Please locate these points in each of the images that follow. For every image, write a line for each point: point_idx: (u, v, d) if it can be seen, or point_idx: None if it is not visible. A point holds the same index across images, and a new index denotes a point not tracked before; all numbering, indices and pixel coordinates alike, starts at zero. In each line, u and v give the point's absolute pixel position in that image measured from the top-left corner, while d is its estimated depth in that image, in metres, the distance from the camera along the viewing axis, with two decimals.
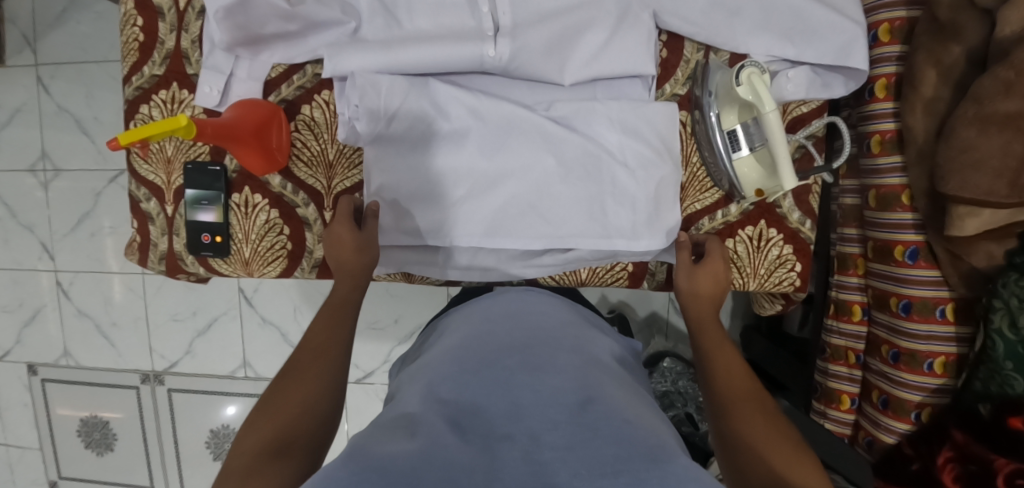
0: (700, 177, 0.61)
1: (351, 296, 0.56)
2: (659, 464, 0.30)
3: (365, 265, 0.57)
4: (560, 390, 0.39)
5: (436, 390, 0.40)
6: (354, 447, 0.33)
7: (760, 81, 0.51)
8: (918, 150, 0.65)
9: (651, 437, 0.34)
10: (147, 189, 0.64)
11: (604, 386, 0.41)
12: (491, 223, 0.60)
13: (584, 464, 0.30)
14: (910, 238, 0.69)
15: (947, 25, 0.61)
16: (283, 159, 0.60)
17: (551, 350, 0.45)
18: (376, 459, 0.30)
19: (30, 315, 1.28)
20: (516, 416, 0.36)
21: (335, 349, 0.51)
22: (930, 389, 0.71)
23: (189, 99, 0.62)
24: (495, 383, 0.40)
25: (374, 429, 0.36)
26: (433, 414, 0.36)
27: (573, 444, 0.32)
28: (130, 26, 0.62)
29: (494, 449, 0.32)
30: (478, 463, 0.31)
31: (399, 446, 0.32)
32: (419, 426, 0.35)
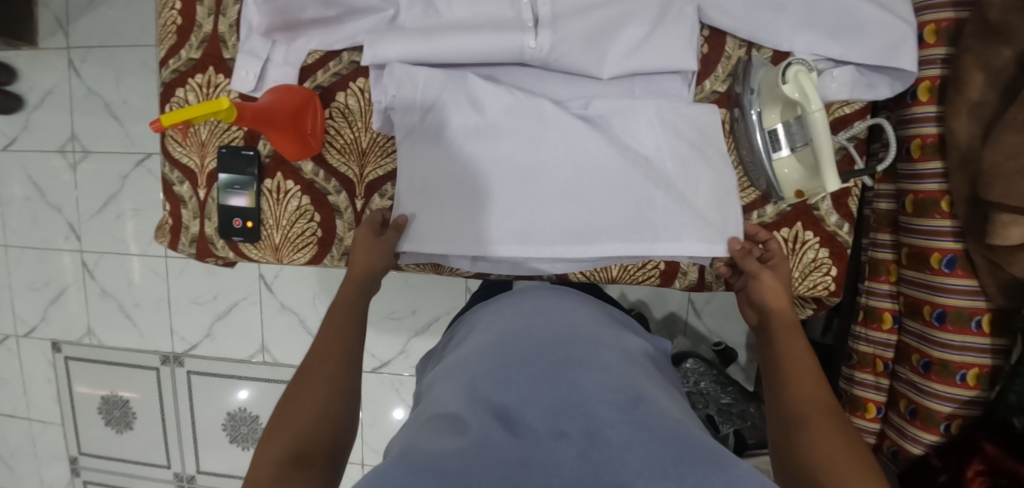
0: (737, 176, 0.61)
1: (356, 298, 0.57)
2: (720, 467, 0.30)
3: (368, 270, 0.57)
4: (606, 388, 0.39)
5: (479, 384, 0.40)
6: (402, 446, 0.34)
7: (808, 78, 0.50)
8: (961, 156, 0.63)
9: (705, 441, 0.33)
10: (180, 172, 0.64)
11: (649, 386, 0.41)
12: (526, 221, 0.58)
13: (645, 463, 0.30)
14: (947, 246, 0.67)
15: (998, 27, 0.59)
16: (317, 145, 0.60)
17: (592, 348, 0.45)
18: (429, 459, 0.30)
19: (55, 293, 1.31)
20: (564, 414, 0.36)
21: (347, 352, 0.51)
22: (961, 400, 0.69)
23: (225, 84, 0.62)
24: (535, 382, 0.40)
25: (420, 430, 0.37)
26: (482, 410, 0.36)
27: (631, 443, 0.32)
28: (169, 9, 0.62)
29: (549, 446, 0.32)
30: (533, 460, 0.31)
31: (447, 443, 0.32)
32: (468, 423, 0.35)
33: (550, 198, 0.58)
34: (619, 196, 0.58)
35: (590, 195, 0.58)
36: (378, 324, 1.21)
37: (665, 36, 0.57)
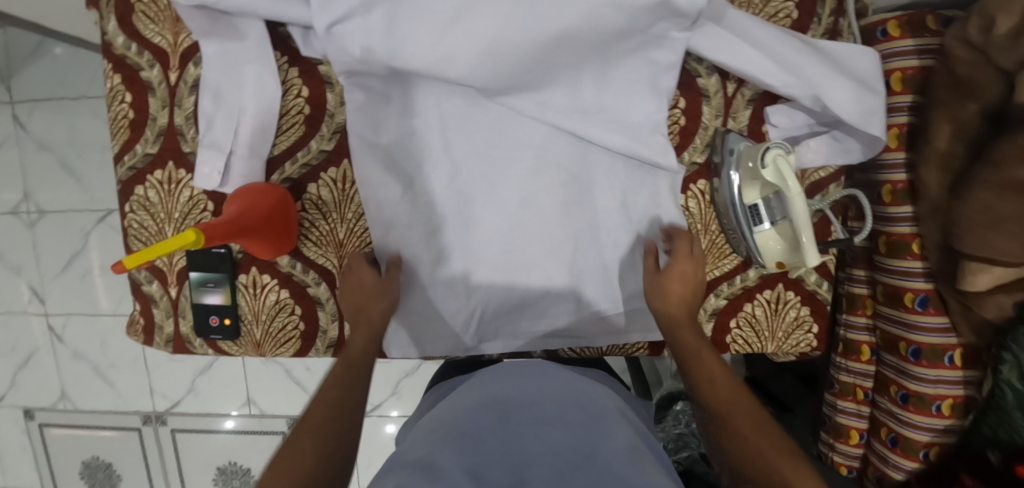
0: (720, 244, 0.60)
1: (368, 348, 0.55)
2: None
3: (382, 312, 0.56)
4: (568, 447, 0.45)
5: (451, 433, 0.46)
6: None
7: (786, 164, 0.50)
8: (931, 204, 0.65)
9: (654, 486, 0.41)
10: (148, 271, 0.61)
11: (605, 440, 0.47)
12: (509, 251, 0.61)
13: None
14: (919, 286, 0.69)
15: (964, 81, 0.60)
16: (289, 245, 0.57)
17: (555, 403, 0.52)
18: None
19: (24, 359, 1.25)
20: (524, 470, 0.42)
21: (348, 400, 0.49)
22: (938, 429, 0.72)
23: (187, 179, 0.59)
24: (506, 445, 0.45)
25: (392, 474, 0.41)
26: (457, 467, 0.41)
27: None
28: (118, 103, 0.59)
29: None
30: None
31: None
32: (442, 473, 0.40)
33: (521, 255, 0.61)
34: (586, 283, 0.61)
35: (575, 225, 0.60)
36: None
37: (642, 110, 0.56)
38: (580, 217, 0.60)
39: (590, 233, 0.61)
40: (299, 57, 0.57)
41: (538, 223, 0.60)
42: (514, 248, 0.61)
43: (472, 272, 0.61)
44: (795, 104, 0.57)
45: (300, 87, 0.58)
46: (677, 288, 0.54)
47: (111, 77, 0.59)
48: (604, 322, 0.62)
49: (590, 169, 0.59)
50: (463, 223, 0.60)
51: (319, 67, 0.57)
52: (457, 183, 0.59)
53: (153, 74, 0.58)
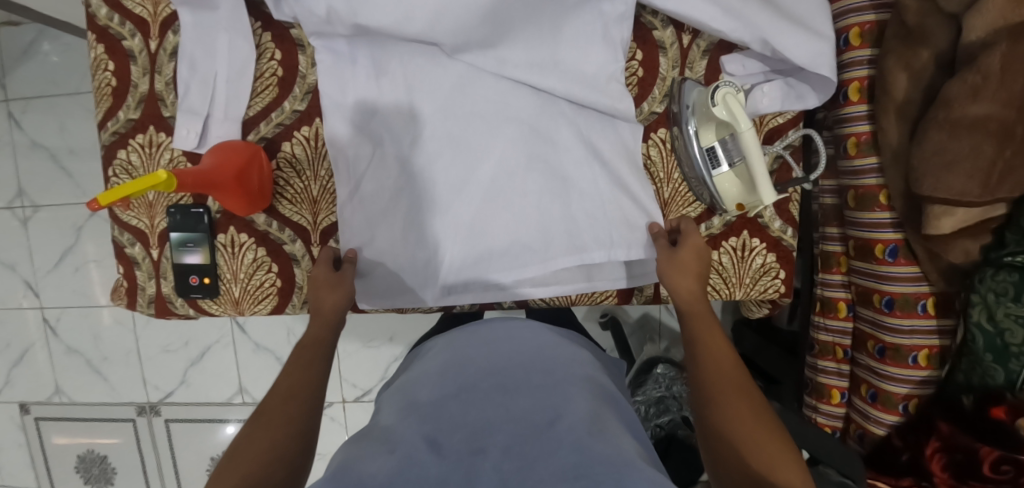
0: (683, 192, 0.63)
1: (322, 334, 0.57)
2: (622, 474, 0.36)
3: (339, 301, 0.59)
4: (531, 413, 0.45)
5: (414, 412, 0.47)
6: (341, 466, 0.39)
7: (735, 101, 0.52)
8: (892, 152, 0.66)
9: (611, 450, 0.39)
10: (130, 234, 0.63)
11: (569, 403, 0.47)
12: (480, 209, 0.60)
13: (548, 471, 0.37)
14: (888, 237, 0.70)
15: (915, 30, 0.62)
16: (265, 200, 0.60)
17: (513, 370, 0.53)
18: (355, 478, 0.36)
19: (19, 354, 1.26)
20: (486, 435, 0.42)
21: (305, 389, 0.51)
22: (915, 381, 0.73)
23: (167, 142, 0.62)
24: (466, 413, 0.45)
25: (358, 448, 0.43)
26: (414, 433, 0.42)
27: (534, 460, 0.39)
28: (101, 71, 0.61)
29: (471, 465, 0.39)
30: (447, 476, 0.38)
31: (379, 462, 0.39)
32: (398, 443, 0.41)
33: (491, 211, 0.60)
34: (553, 236, 0.61)
35: (540, 178, 0.60)
36: (355, 353, 1.20)
37: (599, 63, 0.59)
38: (545, 170, 0.60)
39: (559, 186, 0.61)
40: (272, 22, 0.60)
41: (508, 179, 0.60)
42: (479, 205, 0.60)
43: (442, 234, 0.61)
44: (749, 51, 0.60)
45: (273, 50, 0.60)
46: (688, 257, 0.58)
47: (95, 47, 0.61)
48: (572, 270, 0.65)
49: (553, 122, 0.60)
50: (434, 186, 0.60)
51: (290, 30, 0.60)
52: (426, 141, 0.59)
53: (134, 43, 0.61)
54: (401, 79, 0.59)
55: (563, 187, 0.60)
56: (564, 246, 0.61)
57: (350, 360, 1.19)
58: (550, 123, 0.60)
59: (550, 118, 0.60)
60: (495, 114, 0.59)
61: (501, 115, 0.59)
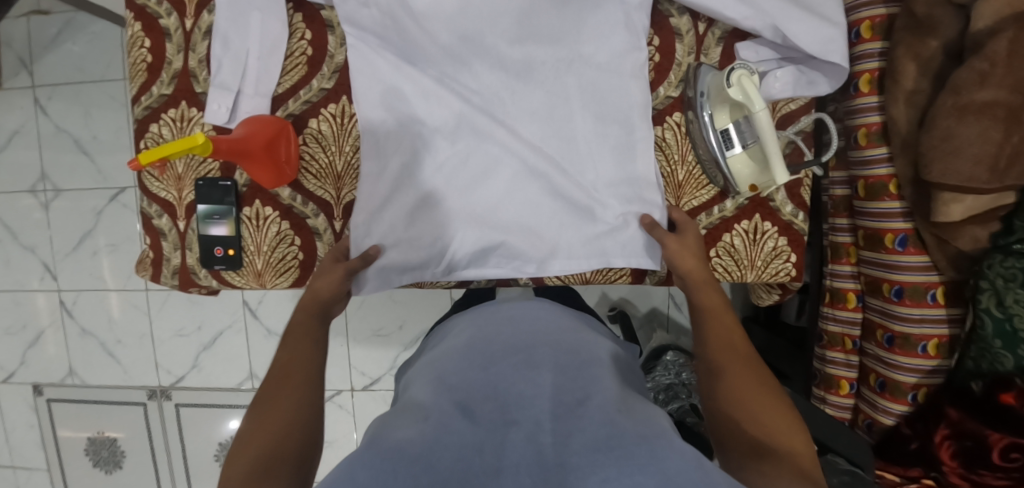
0: (696, 174, 0.64)
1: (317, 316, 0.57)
2: (656, 450, 0.36)
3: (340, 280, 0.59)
4: (559, 386, 0.45)
5: (447, 383, 0.48)
6: (373, 435, 0.41)
7: (750, 82, 0.54)
8: (902, 141, 0.68)
9: (645, 428, 0.40)
10: (158, 206, 0.65)
11: (597, 383, 0.46)
12: (502, 184, 0.63)
13: (584, 442, 0.38)
14: (899, 226, 0.71)
15: (924, 21, 0.64)
16: (292, 172, 0.62)
17: (546, 344, 0.52)
18: (391, 446, 0.37)
19: (34, 336, 1.28)
20: (521, 406, 0.42)
21: (308, 366, 0.51)
22: (924, 371, 0.73)
23: (198, 117, 0.64)
24: (494, 382, 0.47)
25: (393, 419, 0.44)
26: (445, 401, 0.44)
27: (570, 431, 0.39)
28: (138, 48, 0.64)
29: (504, 435, 0.39)
30: (487, 442, 0.39)
31: (409, 431, 0.40)
32: (431, 412, 0.42)
33: (513, 186, 0.63)
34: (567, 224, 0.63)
35: (557, 155, 0.63)
36: (365, 342, 1.21)
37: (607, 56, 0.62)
38: (560, 153, 0.63)
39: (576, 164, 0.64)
40: (304, 3, 0.63)
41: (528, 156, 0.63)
42: (499, 183, 0.63)
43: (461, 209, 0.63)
44: (761, 39, 0.62)
45: (304, 30, 0.63)
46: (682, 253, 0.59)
47: (132, 25, 0.64)
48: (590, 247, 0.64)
49: (570, 103, 0.63)
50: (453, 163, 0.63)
51: (321, 11, 0.63)
52: (447, 118, 0.62)
53: (170, 21, 0.63)
54: (428, 64, 0.62)
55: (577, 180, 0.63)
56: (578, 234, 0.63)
57: (359, 349, 1.20)
58: (564, 111, 0.63)
59: (563, 103, 0.63)
60: (510, 108, 0.63)
61: (514, 103, 0.63)
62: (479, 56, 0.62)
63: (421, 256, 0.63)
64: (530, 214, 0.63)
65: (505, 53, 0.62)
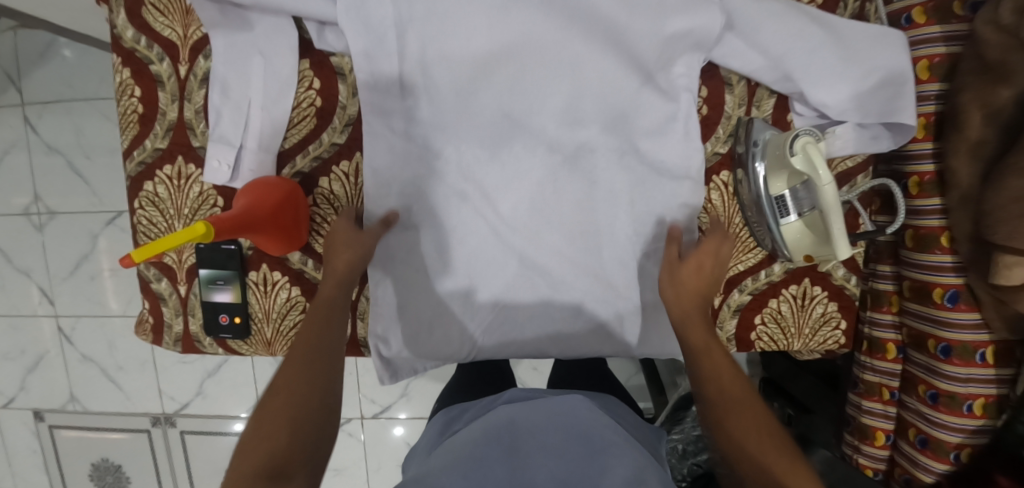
0: (744, 238, 0.59)
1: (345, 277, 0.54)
2: None
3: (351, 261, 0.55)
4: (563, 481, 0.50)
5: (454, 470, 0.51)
6: None
7: (817, 151, 0.49)
8: (961, 195, 0.62)
9: None
10: (156, 269, 0.60)
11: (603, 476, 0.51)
12: (533, 213, 0.61)
13: None
14: (950, 281, 0.67)
15: (995, 67, 0.58)
16: (299, 238, 0.57)
17: (573, 440, 0.56)
18: None
19: (32, 362, 1.24)
20: None
21: (328, 357, 0.50)
22: (969, 430, 0.69)
23: (197, 174, 0.59)
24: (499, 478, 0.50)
25: None
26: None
27: None
28: (127, 97, 0.58)
29: None
30: None
31: None
32: None
33: (538, 224, 0.61)
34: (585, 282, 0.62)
35: (578, 194, 0.60)
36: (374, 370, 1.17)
37: (652, 120, 0.58)
38: (581, 193, 0.60)
39: (598, 210, 0.61)
40: (311, 48, 0.57)
41: (553, 193, 0.61)
42: (529, 222, 0.61)
43: (489, 253, 0.62)
44: None
45: (312, 79, 0.58)
46: (693, 280, 0.53)
47: (120, 71, 0.58)
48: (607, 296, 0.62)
49: (590, 143, 0.60)
50: (488, 200, 0.61)
51: (331, 58, 0.57)
52: (475, 153, 0.60)
53: (162, 67, 0.57)
54: (442, 103, 0.58)
55: (593, 251, 0.61)
56: (588, 298, 0.62)
57: (368, 376, 1.17)
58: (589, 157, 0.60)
59: (584, 139, 0.59)
60: (534, 140, 0.60)
61: (536, 135, 0.59)
62: (521, 125, 0.59)
63: (445, 313, 0.62)
64: (555, 248, 0.61)
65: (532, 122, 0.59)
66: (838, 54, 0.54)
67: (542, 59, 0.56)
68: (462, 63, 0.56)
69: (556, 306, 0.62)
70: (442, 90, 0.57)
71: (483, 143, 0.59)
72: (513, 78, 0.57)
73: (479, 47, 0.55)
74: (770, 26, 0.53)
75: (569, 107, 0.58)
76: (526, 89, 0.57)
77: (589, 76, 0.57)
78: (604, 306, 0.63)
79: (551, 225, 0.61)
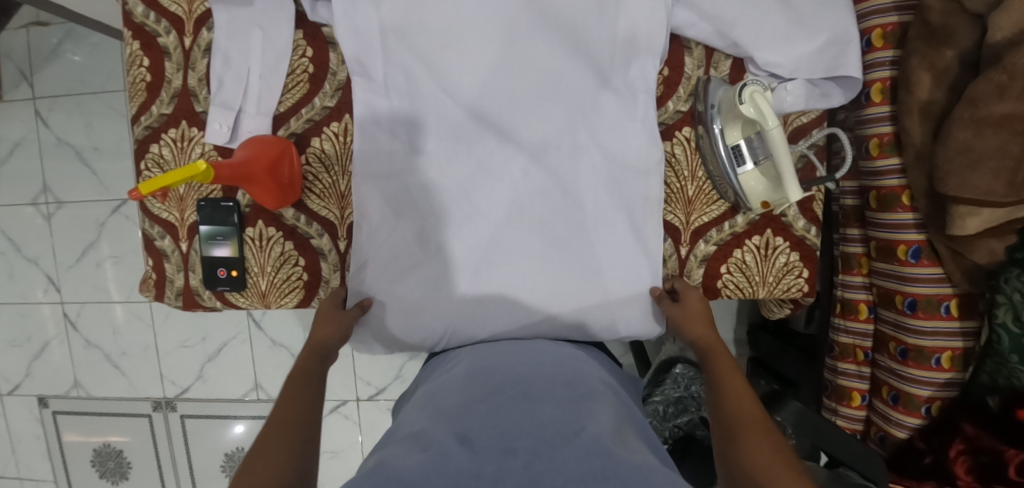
0: (706, 190, 0.64)
1: (327, 341, 0.60)
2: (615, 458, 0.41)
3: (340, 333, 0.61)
4: (553, 422, 0.47)
5: (443, 409, 0.50)
6: (378, 462, 0.42)
7: (763, 99, 0.53)
8: (916, 152, 0.66)
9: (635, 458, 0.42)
10: (160, 227, 0.64)
11: (593, 417, 0.48)
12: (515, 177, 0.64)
13: (573, 469, 0.40)
14: (911, 238, 0.70)
15: (938, 31, 0.63)
16: (294, 192, 0.61)
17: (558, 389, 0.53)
18: (393, 474, 0.39)
19: (39, 348, 1.28)
20: (507, 434, 0.44)
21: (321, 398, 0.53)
22: (938, 383, 0.72)
23: (199, 137, 0.63)
24: (495, 414, 0.47)
25: (392, 446, 0.45)
26: (445, 431, 0.45)
27: (555, 462, 0.41)
28: (136, 67, 0.63)
29: (504, 463, 0.41)
30: (481, 469, 0.40)
31: (414, 459, 0.41)
32: (430, 443, 0.44)
33: (517, 183, 0.64)
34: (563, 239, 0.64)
35: (550, 152, 0.63)
36: (369, 352, 1.20)
37: (614, 117, 0.63)
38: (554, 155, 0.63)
39: (570, 168, 0.64)
40: (305, 21, 0.63)
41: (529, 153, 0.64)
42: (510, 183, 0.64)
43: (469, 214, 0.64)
44: None
45: (305, 48, 0.63)
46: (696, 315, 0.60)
47: (130, 43, 0.63)
48: (581, 254, 0.64)
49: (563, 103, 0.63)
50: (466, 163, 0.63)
51: (323, 29, 0.63)
52: (450, 119, 0.63)
53: (169, 40, 0.62)
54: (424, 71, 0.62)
55: (568, 206, 0.64)
56: (566, 255, 0.64)
57: (363, 358, 1.20)
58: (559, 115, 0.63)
59: (555, 100, 0.62)
60: (506, 102, 0.62)
61: (508, 98, 0.62)
62: (493, 92, 0.62)
63: (429, 274, 0.64)
64: (531, 206, 0.64)
65: (502, 89, 0.62)
66: (786, 18, 0.59)
67: (513, 51, 0.61)
68: (438, 32, 0.61)
69: (535, 265, 0.64)
70: (420, 59, 0.61)
71: (455, 135, 0.63)
72: (484, 46, 0.61)
73: (454, 17, 0.60)
74: None
75: (541, 73, 0.62)
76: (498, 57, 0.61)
77: (555, 45, 0.62)
78: (581, 261, 0.64)
79: (528, 184, 0.64)
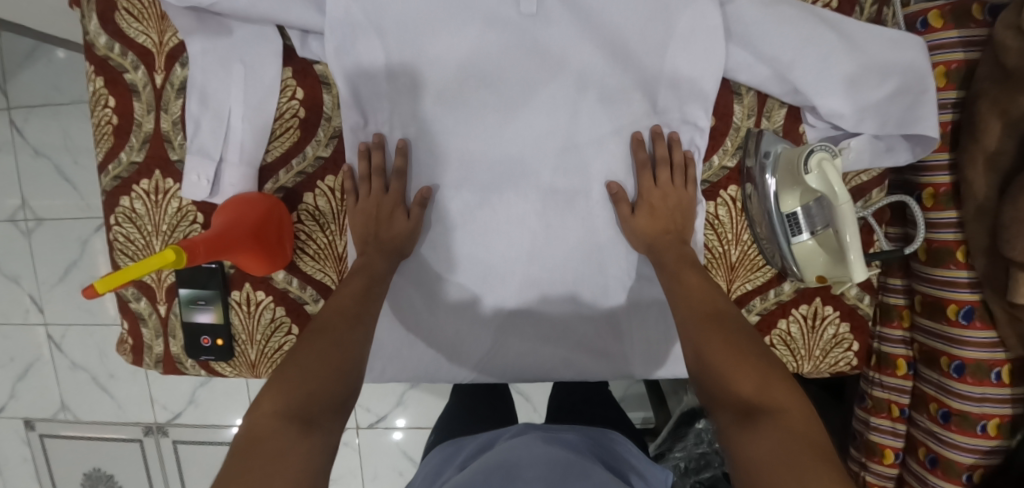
0: (751, 255, 0.59)
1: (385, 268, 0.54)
2: None
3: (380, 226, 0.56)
4: None
5: None
6: None
7: (832, 168, 0.49)
8: (977, 207, 0.59)
9: None
10: (135, 288, 0.57)
11: None
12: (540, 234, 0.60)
13: None
14: (965, 297, 0.64)
15: (1015, 74, 0.54)
16: (285, 254, 0.55)
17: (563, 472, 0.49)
18: None
19: (23, 370, 1.22)
20: None
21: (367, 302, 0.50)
22: (982, 451, 0.66)
23: (175, 189, 0.56)
24: None
25: None
26: None
27: None
28: (101, 107, 0.55)
29: None
30: None
31: None
32: None
33: (544, 238, 0.60)
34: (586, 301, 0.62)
35: (574, 206, 0.60)
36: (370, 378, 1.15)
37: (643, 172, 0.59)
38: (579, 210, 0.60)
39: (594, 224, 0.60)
40: (293, 56, 0.55)
41: (554, 209, 0.60)
42: (533, 239, 0.60)
43: (491, 265, 0.61)
44: None
45: (294, 88, 0.55)
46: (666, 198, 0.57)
47: (93, 80, 0.55)
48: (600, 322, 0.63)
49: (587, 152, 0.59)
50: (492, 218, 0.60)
51: (316, 66, 0.55)
52: (467, 169, 0.59)
53: (137, 76, 0.54)
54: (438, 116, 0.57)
55: (593, 260, 0.61)
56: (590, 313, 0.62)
57: (364, 385, 1.15)
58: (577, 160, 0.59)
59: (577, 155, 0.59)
60: (529, 154, 0.58)
61: (530, 153, 0.58)
62: (514, 148, 0.58)
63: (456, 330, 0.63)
64: (555, 262, 0.61)
65: (526, 143, 0.58)
66: None
67: (534, 103, 0.57)
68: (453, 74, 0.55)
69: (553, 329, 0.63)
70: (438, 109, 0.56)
71: (474, 188, 0.59)
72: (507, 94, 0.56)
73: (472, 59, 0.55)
74: (779, 35, 0.52)
75: (571, 126, 0.58)
76: (529, 109, 0.57)
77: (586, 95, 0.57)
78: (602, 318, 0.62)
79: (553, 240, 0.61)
